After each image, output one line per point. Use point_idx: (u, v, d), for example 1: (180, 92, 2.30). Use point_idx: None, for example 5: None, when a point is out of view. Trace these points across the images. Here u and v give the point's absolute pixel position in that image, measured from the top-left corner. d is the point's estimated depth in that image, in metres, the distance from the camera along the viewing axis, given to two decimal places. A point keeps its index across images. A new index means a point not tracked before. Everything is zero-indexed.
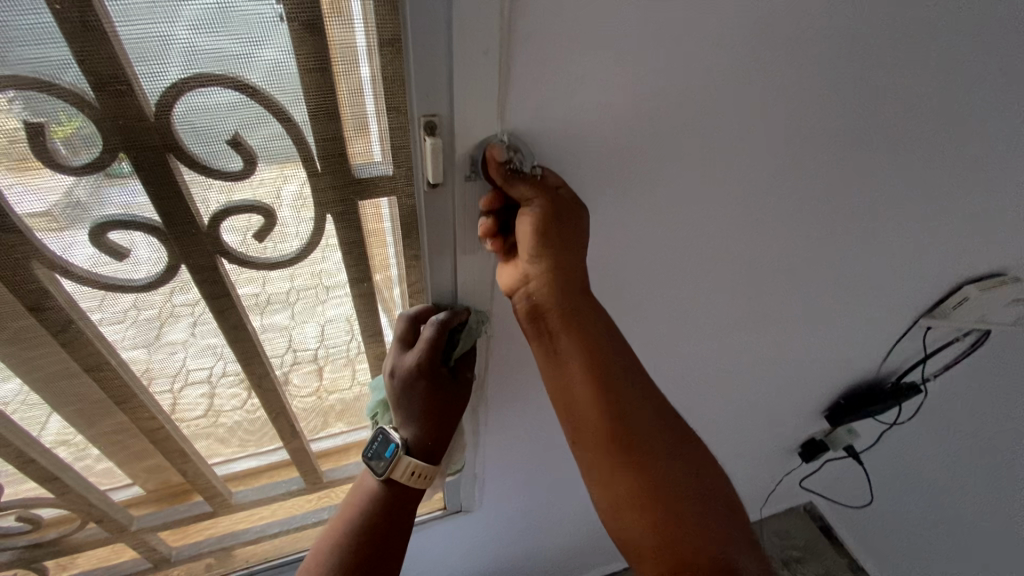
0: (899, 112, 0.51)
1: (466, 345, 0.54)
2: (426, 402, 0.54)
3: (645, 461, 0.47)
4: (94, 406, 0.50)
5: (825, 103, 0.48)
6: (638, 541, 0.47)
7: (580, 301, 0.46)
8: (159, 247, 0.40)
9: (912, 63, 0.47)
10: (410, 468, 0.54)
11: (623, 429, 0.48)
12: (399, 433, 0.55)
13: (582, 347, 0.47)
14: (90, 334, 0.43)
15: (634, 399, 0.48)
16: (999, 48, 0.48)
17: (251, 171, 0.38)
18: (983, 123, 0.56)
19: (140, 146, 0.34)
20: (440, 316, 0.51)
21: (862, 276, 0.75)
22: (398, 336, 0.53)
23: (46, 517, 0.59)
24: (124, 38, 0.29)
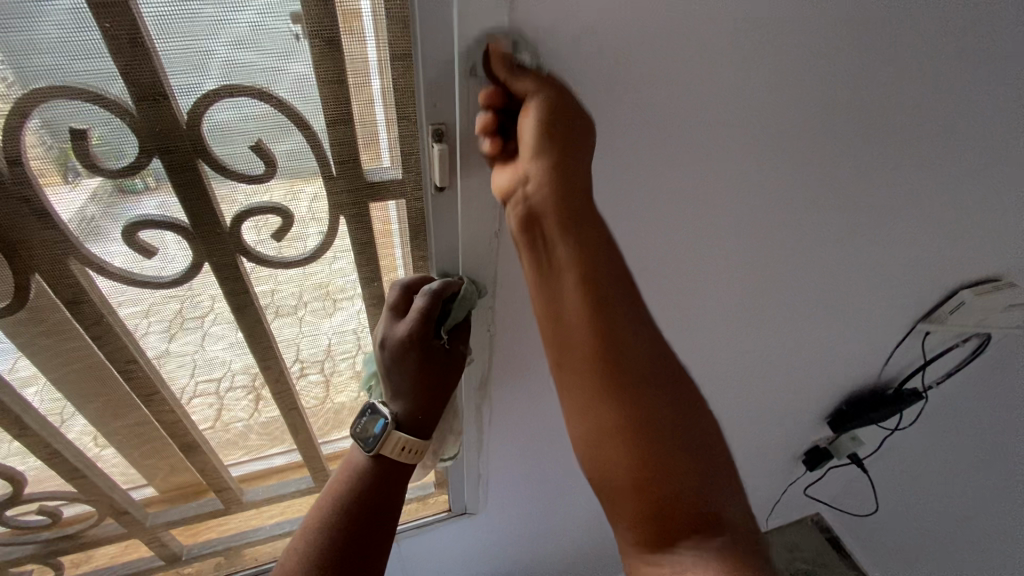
0: (884, 122, 0.54)
1: (461, 315, 0.52)
2: (416, 374, 0.54)
3: (631, 390, 0.48)
4: (117, 401, 0.53)
5: (814, 110, 0.50)
6: (621, 474, 0.48)
7: (581, 203, 0.44)
8: (186, 245, 0.43)
9: (895, 75, 0.49)
10: (400, 443, 0.56)
11: (611, 347, 0.48)
12: (388, 409, 0.56)
13: (579, 248, 0.46)
14: (118, 328, 0.46)
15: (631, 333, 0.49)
16: (981, 59, 0.50)
17: (272, 175, 0.41)
18: (967, 132, 0.58)
19: (173, 151, 0.37)
20: (433, 286, 0.50)
21: (859, 281, 0.77)
22: (389, 305, 0.52)
23: (65, 511, 0.62)
24: (163, 54, 0.33)
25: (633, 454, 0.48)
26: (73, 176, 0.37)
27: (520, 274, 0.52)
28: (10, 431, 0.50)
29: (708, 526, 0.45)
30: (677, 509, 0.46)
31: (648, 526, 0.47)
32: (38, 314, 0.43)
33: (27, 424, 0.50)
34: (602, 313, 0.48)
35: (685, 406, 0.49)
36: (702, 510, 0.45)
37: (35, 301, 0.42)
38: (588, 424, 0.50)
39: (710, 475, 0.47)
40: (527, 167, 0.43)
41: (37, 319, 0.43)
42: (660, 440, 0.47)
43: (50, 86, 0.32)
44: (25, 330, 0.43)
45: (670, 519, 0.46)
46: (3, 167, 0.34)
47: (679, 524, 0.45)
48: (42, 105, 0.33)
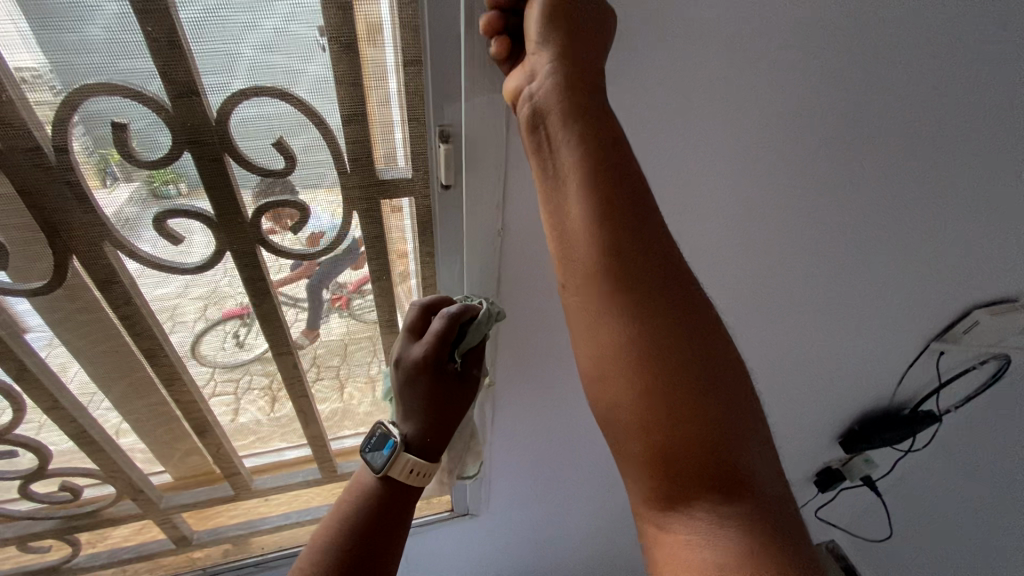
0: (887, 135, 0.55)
1: (475, 341, 0.53)
2: (427, 395, 0.56)
3: (655, 321, 0.38)
4: (138, 381, 0.56)
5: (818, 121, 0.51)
6: (627, 416, 0.39)
7: (591, 99, 0.38)
8: (208, 235, 0.46)
9: (900, 90, 0.50)
10: (407, 466, 0.56)
11: (630, 266, 0.38)
12: (397, 429, 0.57)
13: (588, 145, 0.38)
14: (143, 310, 0.49)
15: (657, 255, 0.39)
16: (988, 74, 0.51)
17: (290, 170, 0.44)
18: (975, 148, 0.58)
19: (202, 144, 0.40)
20: (452, 309, 0.51)
21: (870, 297, 0.76)
22: (409, 326, 0.55)
23: (85, 488, 0.65)
24: (196, 54, 0.36)
25: (639, 384, 0.38)
26: (111, 180, 0.41)
27: (523, 274, 0.54)
28: (40, 404, 0.53)
29: (732, 491, 0.36)
30: (693, 466, 0.37)
31: (662, 486, 0.39)
32: (73, 293, 0.46)
33: (55, 399, 0.53)
34: (616, 220, 0.38)
35: (716, 350, 0.38)
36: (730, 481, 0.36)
37: (71, 281, 0.45)
38: (593, 364, 0.41)
39: (739, 427, 0.37)
40: (536, 41, 0.38)
41: (72, 298, 0.47)
42: (695, 385, 0.37)
43: (97, 84, 0.36)
44: (61, 307, 0.47)
45: (684, 484, 0.37)
46: (52, 156, 0.38)
47: (693, 490, 0.37)
48: (85, 104, 0.37)
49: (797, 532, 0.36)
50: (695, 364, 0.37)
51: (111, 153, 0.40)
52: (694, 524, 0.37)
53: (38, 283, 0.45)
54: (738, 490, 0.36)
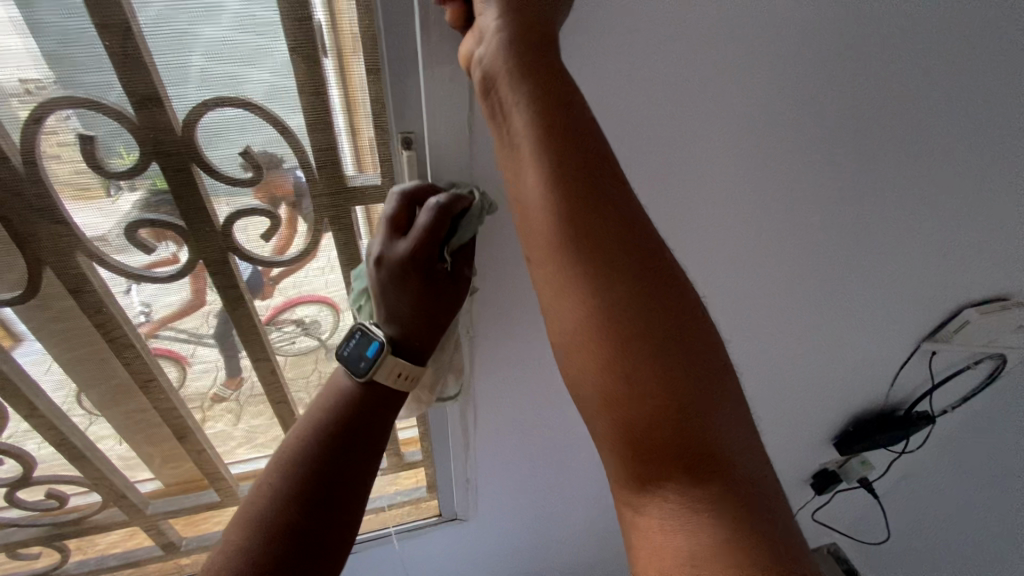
0: (863, 138, 0.54)
1: (468, 235, 0.46)
2: (416, 298, 0.48)
3: (616, 291, 0.37)
4: (117, 387, 0.56)
5: (790, 124, 0.51)
6: (593, 390, 0.39)
7: (544, 63, 0.37)
8: (180, 241, 0.46)
9: (872, 90, 0.50)
10: (394, 369, 0.51)
11: (590, 234, 0.37)
12: (380, 331, 0.50)
13: (541, 109, 0.37)
14: (118, 317, 0.50)
15: (621, 224, 0.38)
16: (958, 75, 0.51)
17: (259, 179, 0.45)
18: (953, 148, 0.58)
19: (168, 154, 0.41)
20: (442, 198, 0.43)
21: (855, 298, 0.76)
22: (386, 215, 0.45)
23: (71, 494, 0.65)
24: (160, 67, 0.37)
25: (603, 367, 0.38)
26: (86, 190, 0.41)
27: (495, 278, 0.55)
28: (20, 411, 0.54)
29: (701, 471, 0.36)
30: (662, 447, 0.37)
31: (635, 465, 0.38)
32: (47, 302, 0.47)
33: (35, 406, 0.54)
34: (576, 188, 0.37)
35: (687, 320, 0.37)
36: (701, 456, 0.36)
37: (45, 290, 0.46)
38: (559, 333, 0.40)
39: (707, 400, 0.36)
40: (484, 23, 0.37)
41: (47, 306, 0.47)
42: (660, 359, 0.36)
43: (61, 96, 0.37)
44: (36, 316, 0.47)
45: (657, 459, 0.37)
46: (20, 166, 0.39)
47: (666, 466, 0.37)
48: (52, 117, 0.37)
49: (772, 507, 0.36)
50: (660, 334, 0.37)
51: (77, 164, 0.40)
52: (667, 509, 0.37)
53: (8, 295, 0.45)
54: (709, 465, 0.36)
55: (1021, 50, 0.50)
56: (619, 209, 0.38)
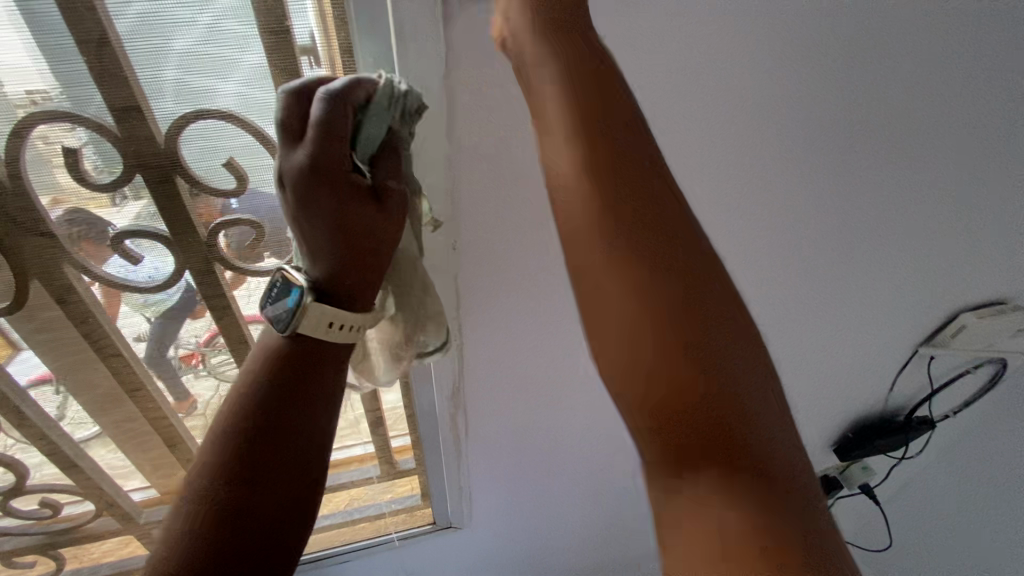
0: (825, 138, 0.57)
1: (378, 133, 0.40)
2: (336, 220, 0.41)
3: (639, 266, 0.37)
4: (108, 394, 0.57)
5: (759, 124, 0.54)
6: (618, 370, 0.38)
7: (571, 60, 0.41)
8: (167, 252, 0.47)
9: (828, 91, 0.53)
10: (324, 318, 0.43)
11: (613, 212, 0.38)
12: (304, 274, 0.43)
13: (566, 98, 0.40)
14: (105, 326, 0.50)
15: (645, 207, 0.38)
16: (910, 78, 0.54)
17: (243, 189, 0.45)
18: (921, 149, 0.60)
19: (152, 166, 0.41)
20: (332, 87, 0.37)
21: (845, 301, 0.76)
22: (281, 123, 0.38)
23: (63, 503, 0.65)
24: (143, 82, 0.37)
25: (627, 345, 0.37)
26: (70, 204, 0.42)
27: (479, 285, 0.56)
28: (10, 420, 0.54)
29: (730, 452, 0.34)
30: (694, 428, 0.35)
31: (661, 453, 0.37)
32: (34, 312, 0.47)
33: (26, 415, 0.54)
34: (598, 171, 0.39)
35: (715, 303, 0.37)
36: (732, 440, 0.34)
37: (32, 300, 0.46)
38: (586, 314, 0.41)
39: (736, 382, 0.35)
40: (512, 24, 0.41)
41: (35, 316, 0.47)
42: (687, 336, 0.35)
43: (43, 111, 0.37)
44: (24, 326, 0.48)
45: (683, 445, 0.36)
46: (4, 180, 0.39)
47: (693, 450, 0.35)
48: (35, 131, 0.37)
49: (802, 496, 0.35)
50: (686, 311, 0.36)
51: (62, 177, 0.40)
52: (696, 500, 0.35)
53: None
54: (738, 448, 0.34)
55: (965, 54, 0.54)
56: (643, 193, 0.39)
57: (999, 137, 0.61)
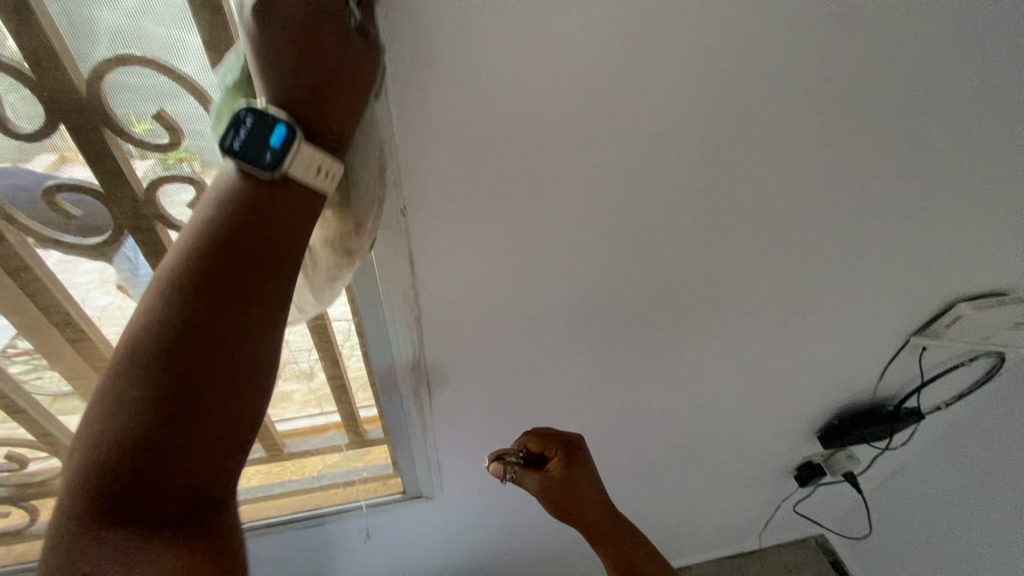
0: (818, 115, 0.52)
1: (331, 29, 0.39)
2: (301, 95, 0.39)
3: (600, 532, 0.66)
4: (54, 341, 0.60)
5: (730, 94, 0.48)
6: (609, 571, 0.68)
7: (569, 500, 0.64)
8: (103, 208, 0.48)
9: (826, 63, 0.47)
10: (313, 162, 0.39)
11: (592, 520, 0.66)
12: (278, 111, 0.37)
13: (561, 493, 0.64)
14: (42, 275, 0.53)
15: (601, 510, 0.65)
16: (918, 49, 0.48)
17: (176, 145, 0.45)
18: (921, 128, 0.55)
19: (75, 115, 0.42)
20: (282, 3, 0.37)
21: (829, 285, 0.73)
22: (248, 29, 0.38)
23: (32, 442, 0.69)
24: (58, 22, 0.37)
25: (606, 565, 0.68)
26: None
27: (434, 253, 0.55)
28: None
29: None
30: None
31: None
32: None
33: None
34: (582, 510, 0.65)
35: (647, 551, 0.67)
36: None
37: None
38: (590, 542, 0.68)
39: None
40: (535, 475, 0.65)
41: None
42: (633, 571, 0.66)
43: None
44: None
45: None
46: None
47: None
48: None
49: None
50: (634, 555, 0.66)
51: None
52: None
53: None
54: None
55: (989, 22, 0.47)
56: (608, 511, 0.66)
57: (1005, 110, 0.55)
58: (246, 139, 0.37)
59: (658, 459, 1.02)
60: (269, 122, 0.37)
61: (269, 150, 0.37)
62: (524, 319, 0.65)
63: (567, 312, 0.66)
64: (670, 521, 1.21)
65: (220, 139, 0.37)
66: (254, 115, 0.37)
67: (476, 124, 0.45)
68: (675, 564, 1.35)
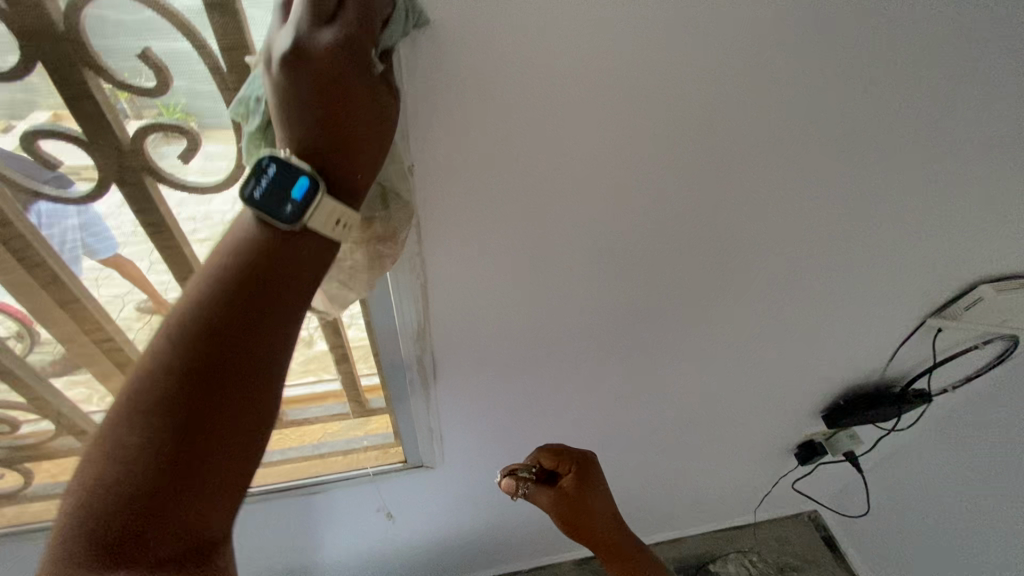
0: (857, 76, 0.48)
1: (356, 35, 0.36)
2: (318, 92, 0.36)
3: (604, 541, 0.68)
4: (42, 301, 0.57)
5: (764, 49, 0.44)
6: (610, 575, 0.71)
7: (579, 510, 0.66)
8: (90, 158, 0.45)
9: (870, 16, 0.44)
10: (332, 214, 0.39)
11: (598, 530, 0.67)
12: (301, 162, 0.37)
13: (570, 502, 0.66)
14: (24, 230, 0.50)
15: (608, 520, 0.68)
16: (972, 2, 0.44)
17: (165, 89, 0.42)
18: (968, 95, 0.51)
19: (53, 54, 0.38)
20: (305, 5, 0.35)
21: (849, 263, 0.71)
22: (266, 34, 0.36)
23: (25, 404, 0.68)
24: None
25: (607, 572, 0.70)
26: None
27: (442, 218, 0.52)
28: None
29: None
30: None
31: None
32: None
33: None
34: (588, 520, 0.67)
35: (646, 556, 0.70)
36: None
37: None
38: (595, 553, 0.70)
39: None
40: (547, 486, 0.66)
41: None
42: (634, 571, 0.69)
43: None
44: None
45: None
46: None
47: None
48: None
49: None
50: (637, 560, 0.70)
51: None
52: None
53: None
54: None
55: None
56: (613, 521, 0.68)
57: None
58: (268, 189, 0.37)
59: (660, 435, 1.01)
60: (292, 173, 0.37)
61: (291, 202, 0.37)
62: (532, 290, 0.63)
63: (577, 283, 0.64)
64: (668, 495, 1.22)
65: (241, 190, 0.37)
66: (278, 167, 0.37)
67: (491, 74, 0.41)
68: (671, 536, 1.36)
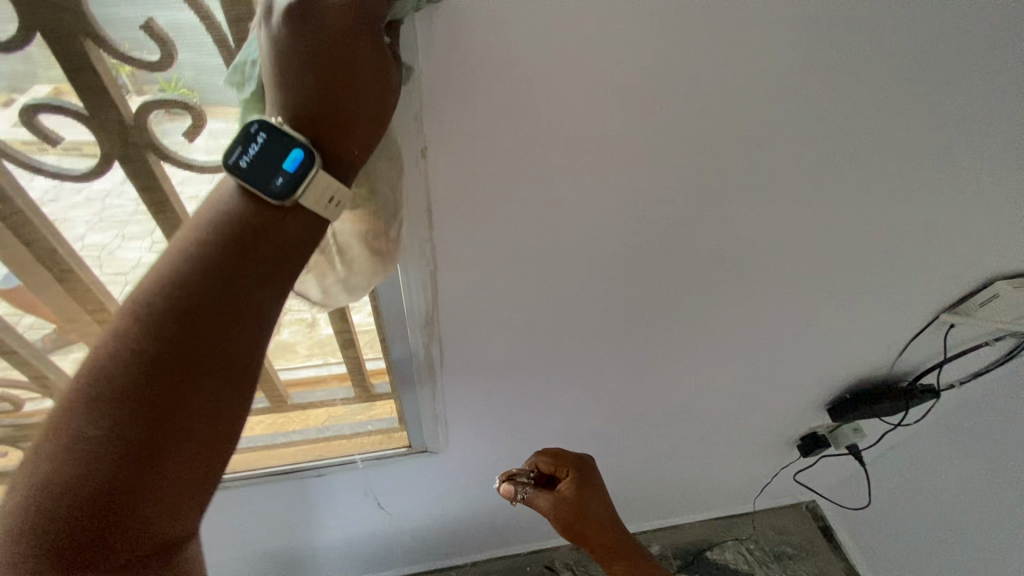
0: (889, 63, 0.46)
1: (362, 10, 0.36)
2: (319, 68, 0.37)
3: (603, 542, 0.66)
4: (42, 279, 0.56)
5: (794, 33, 0.42)
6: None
7: (577, 511, 0.67)
8: (90, 133, 0.44)
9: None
10: (326, 193, 0.39)
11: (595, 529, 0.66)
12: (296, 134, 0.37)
13: (568, 504, 0.67)
14: (21, 204, 0.48)
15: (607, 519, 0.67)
16: None
17: (169, 63, 0.40)
18: (1002, 85, 0.49)
19: (53, 23, 0.37)
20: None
21: (865, 255, 0.69)
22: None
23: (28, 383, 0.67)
24: None
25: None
26: None
27: (454, 203, 0.50)
28: None
29: None
30: None
31: None
32: None
33: None
34: (586, 520, 0.66)
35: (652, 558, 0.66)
36: None
37: None
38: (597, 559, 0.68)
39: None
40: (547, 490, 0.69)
41: None
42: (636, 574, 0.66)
43: None
44: None
45: None
46: None
47: None
48: None
49: None
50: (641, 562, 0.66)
51: None
52: None
53: None
54: None
55: None
56: (612, 521, 0.67)
57: None
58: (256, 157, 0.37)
59: (663, 424, 1.01)
60: (283, 143, 0.37)
61: (281, 174, 0.38)
62: (543, 278, 0.62)
63: (588, 271, 0.62)
64: (669, 482, 1.22)
65: (226, 155, 0.37)
66: (269, 136, 0.37)
67: (509, 55, 0.39)
68: (669, 522, 1.37)
